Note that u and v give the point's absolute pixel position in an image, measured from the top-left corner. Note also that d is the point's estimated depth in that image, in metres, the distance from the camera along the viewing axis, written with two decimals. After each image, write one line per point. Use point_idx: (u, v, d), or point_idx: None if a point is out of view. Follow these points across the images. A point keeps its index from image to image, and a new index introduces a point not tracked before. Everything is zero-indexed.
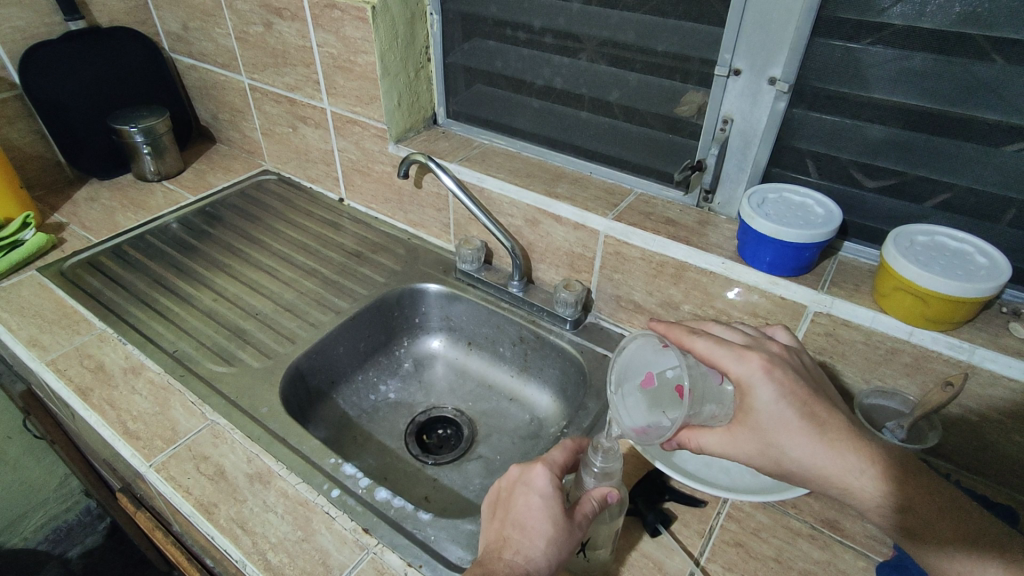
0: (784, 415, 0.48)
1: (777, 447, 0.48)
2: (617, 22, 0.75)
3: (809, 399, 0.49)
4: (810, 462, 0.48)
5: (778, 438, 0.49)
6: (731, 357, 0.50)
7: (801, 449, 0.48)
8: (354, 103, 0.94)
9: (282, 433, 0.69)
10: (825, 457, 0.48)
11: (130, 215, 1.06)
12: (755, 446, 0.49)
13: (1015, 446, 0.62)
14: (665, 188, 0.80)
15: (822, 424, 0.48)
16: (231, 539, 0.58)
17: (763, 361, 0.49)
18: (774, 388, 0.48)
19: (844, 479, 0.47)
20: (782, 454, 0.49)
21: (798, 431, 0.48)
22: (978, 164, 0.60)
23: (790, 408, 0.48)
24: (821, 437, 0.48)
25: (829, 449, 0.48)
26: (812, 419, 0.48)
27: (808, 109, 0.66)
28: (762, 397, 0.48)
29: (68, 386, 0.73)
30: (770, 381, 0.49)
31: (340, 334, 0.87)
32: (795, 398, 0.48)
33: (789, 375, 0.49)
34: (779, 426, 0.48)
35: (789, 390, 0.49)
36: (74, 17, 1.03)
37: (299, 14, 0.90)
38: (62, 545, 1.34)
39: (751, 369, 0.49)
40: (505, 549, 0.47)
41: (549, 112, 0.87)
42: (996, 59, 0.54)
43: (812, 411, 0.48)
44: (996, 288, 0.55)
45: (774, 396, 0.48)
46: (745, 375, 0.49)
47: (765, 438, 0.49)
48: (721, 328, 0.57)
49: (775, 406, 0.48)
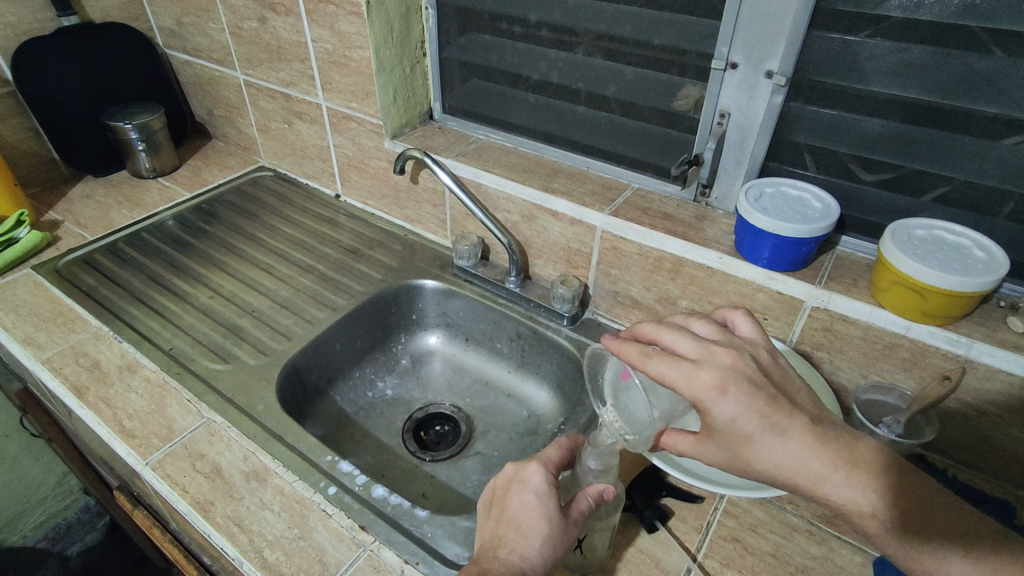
0: (746, 430, 0.47)
1: (745, 459, 0.48)
2: (613, 16, 0.74)
3: (769, 409, 0.47)
4: (779, 471, 0.47)
5: (745, 449, 0.47)
6: (684, 376, 0.48)
7: (769, 459, 0.47)
8: (350, 99, 0.94)
9: (278, 431, 0.69)
10: (795, 465, 0.46)
11: (126, 212, 1.05)
12: (724, 457, 0.49)
13: (1012, 440, 0.61)
14: (662, 183, 0.80)
15: (785, 431, 0.47)
16: (228, 537, 0.58)
17: (715, 379, 0.47)
18: (733, 403, 0.47)
19: (816, 486, 0.46)
20: (750, 467, 0.48)
21: (762, 443, 0.47)
22: (977, 158, 0.59)
23: (751, 422, 0.47)
24: (785, 445, 0.46)
25: (795, 457, 0.46)
26: (775, 428, 0.47)
27: (805, 103, 0.66)
28: (721, 413, 0.47)
29: (64, 384, 0.73)
30: (728, 399, 0.47)
31: (337, 331, 0.86)
32: (755, 411, 0.47)
33: (745, 388, 0.47)
34: (742, 440, 0.47)
35: (748, 404, 0.47)
36: (66, 12, 1.02)
37: (294, 9, 0.90)
38: (61, 543, 1.34)
39: (705, 388, 0.47)
40: (500, 548, 0.47)
41: (545, 107, 0.87)
42: (996, 52, 0.54)
43: (774, 421, 0.47)
44: (996, 280, 0.54)
45: (735, 412, 0.47)
46: (701, 396, 0.48)
47: (731, 451, 0.48)
48: (675, 336, 0.51)
49: (735, 421, 0.47)
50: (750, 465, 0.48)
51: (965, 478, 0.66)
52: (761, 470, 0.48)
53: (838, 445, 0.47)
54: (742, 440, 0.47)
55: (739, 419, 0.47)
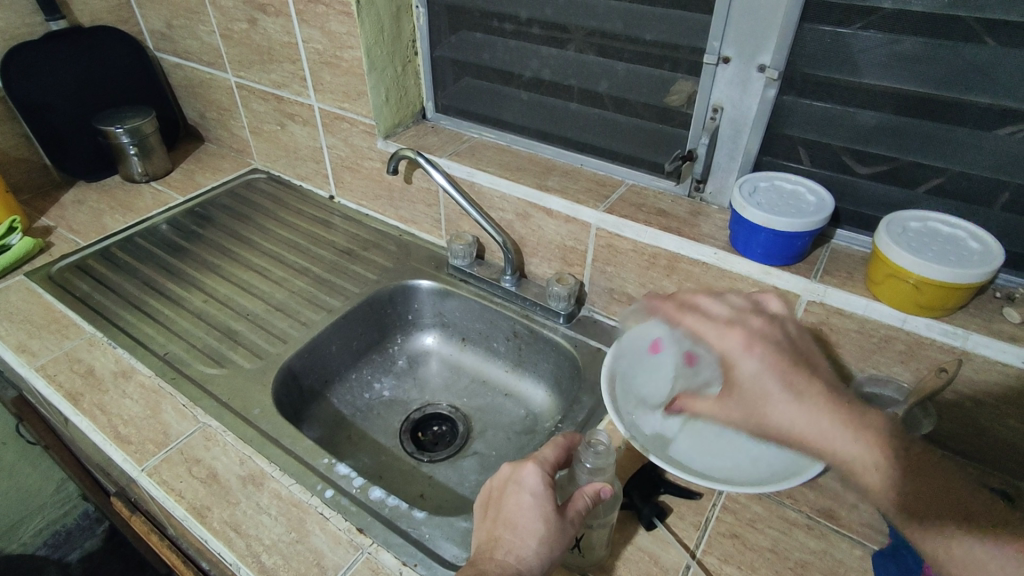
0: (766, 386, 0.47)
1: (764, 419, 0.47)
2: (604, 12, 0.74)
3: (790, 371, 0.47)
4: (797, 433, 0.46)
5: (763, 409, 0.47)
6: (716, 333, 0.50)
7: (785, 419, 0.46)
8: (342, 99, 0.93)
9: (274, 434, 0.69)
10: (812, 426, 0.46)
11: (119, 217, 1.04)
12: (742, 413, 0.48)
13: (1010, 431, 0.61)
14: (656, 179, 0.80)
15: (801, 391, 0.47)
16: (225, 542, 0.58)
17: (744, 337, 0.49)
18: (754, 357, 0.48)
19: (831, 449, 0.45)
20: (766, 425, 0.47)
21: (781, 401, 0.47)
22: (971, 148, 0.59)
23: (773, 379, 0.47)
24: (802, 404, 0.46)
25: (811, 416, 0.46)
26: (795, 388, 0.47)
27: (798, 96, 0.65)
28: (745, 368, 0.48)
29: (58, 391, 0.72)
30: (751, 355, 0.48)
31: (333, 333, 0.86)
32: (776, 369, 0.47)
33: (770, 348, 0.49)
34: (762, 397, 0.47)
35: (773, 362, 0.48)
36: (55, 17, 1.01)
37: (284, 9, 0.89)
38: (62, 549, 1.33)
39: (736, 345, 0.49)
40: (496, 549, 0.46)
41: (538, 105, 0.87)
42: (989, 42, 0.54)
43: (793, 381, 0.47)
44: (991, 271, 0.54)
45: (757, 367, 0.48)
46: (729, 351, 0.49)
47: (750, 408, 0.48)
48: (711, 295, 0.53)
49: (758, 378, 0.48)
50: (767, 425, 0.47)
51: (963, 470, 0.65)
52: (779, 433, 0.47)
53: (854, 416, 0.46)
54: (762, 399, 0.47)
55: (761, 376, 0.47)
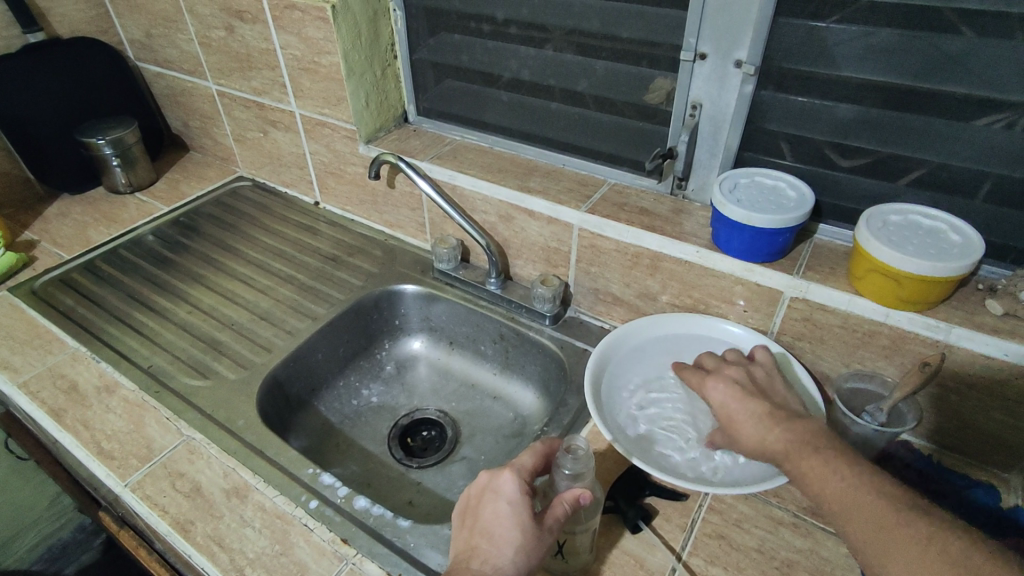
0: (730, 412, 0.56)
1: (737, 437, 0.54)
2: (581, 10, 0.73)
3: (749, 397, 0.56)
4: (760, 443, 0.52)
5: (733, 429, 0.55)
6: (694, 377, 0.61)
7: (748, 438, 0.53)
8: (322, 105, 0.93)
9: (258, 445, 0.69)
10: (771, 436, 0.52)
11: (103, 229, 1.04)
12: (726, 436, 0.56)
13: (995, 424, 0.61)
14: (639, 177, 0.79)
15: (763, 411, 0.54)
16: (208, 557, 0.58)
17: (713, 376, 0.59)
18: (719, 387, 0.58)
19: (787, 456, 0.50)
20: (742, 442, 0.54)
21: (743, 421, 0.54)
22: (949, 140, 0.58)
23: (732, 404, 0.56)
24: (758, 422, 0.53)
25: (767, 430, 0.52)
26: (752, 410, 0.54)
27: (776, 91, 0.65)
28: (714, 396, 0.58)
29: (41, 408, 0.72)
30: (716, 386, 0.58)
31: (319, 340, 0.86)
32: (736, 396, 0.56)
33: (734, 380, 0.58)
34: (730, 424, 0.55)
35: (730, 392, 0.57)
36: (32, 28, 1.00)
37: (260, 16, 0.88)
38: (58, 562, 1.33)
39: (708, 381, 0.59)
40: (473, 559, 0.46)
41: (519, 106, 0.86)
42: (965, 32, 0.53)
43: (752, 406, 0.55)
44: (971, 264, 0.54)
45: (720, 395, 0.57)
46: (702, 387, 0.60)
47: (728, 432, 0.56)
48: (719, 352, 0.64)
49: (723, 403, 0.57)
50: (739, 440, 0.54)
51: (949, 463, 0.65)
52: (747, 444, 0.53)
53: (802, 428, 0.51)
54: (729, 419, 0.55)
55: (724, 402, 0.57)
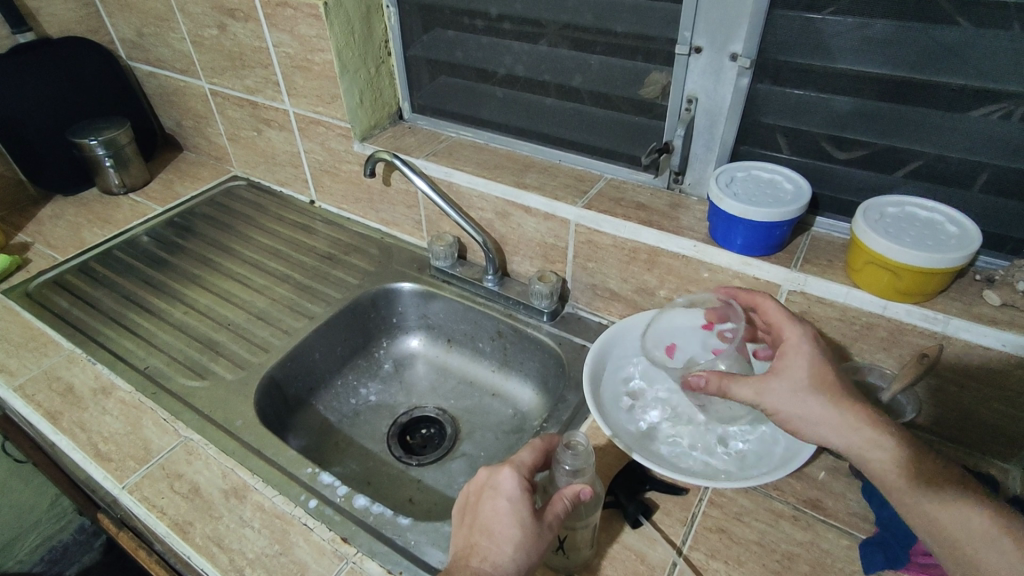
0: (818, 372, 0.53)
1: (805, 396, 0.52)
2: (574, 5, 0.73)
3: (837, 369, 0.54)
4: (828, 413, 0.51)
5: (807, 391, 0.52)
6: (789, 320, 0.57)
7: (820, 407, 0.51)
8: (316, 103, 0.92)
9: (257, 446, 0.68)
10: (845, 412, 0.51)
11: (97, 230, 1.03)
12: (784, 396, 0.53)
13: (995, 414, 0.61)
14: (635, 172, 0.79)
15: (845, 386, 0.53)
16: (208, 558, 0.57)
17: (808, 330, 0.56)
18: (813, 349, 0.54)
19: (852, 433, 0.50)
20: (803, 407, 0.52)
21: (826, 388, 0.52)
22: (946, 131, 0.58)
23: (823, 373, 0.53)
24: (839, 399, 0.51)
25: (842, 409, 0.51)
26: (834, 384, 0.52)
27: (772, 84, 0.65)
28: (801, 353, 0.54)
29: (37, 411, 0.71)
30: (812, 343, 0.55)
31: (316, 339, 0.85)
32: (829, 363, 0.54)
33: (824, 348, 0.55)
34: (808, 379, 0.53)
35: (823, 358, 0.54)
36: (21, 29, 0.99)
37: (252, 14, 0.88)
38: (60, 564, 1.31)
39: (800, 331, 0.56)
40: (472, 556, 0.46)
41: (515, 101, 0.86)
42: (960, 22, 0.53)
43: (839, 376, 0.53)
44: (969, 255, 0.54)
45: (812, 355, 0.54)
46: (792, 337, 0.55)
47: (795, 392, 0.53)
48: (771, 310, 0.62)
49: (812, 363, 0.53)
50: (803, 410, 0.52)
51: (948, 453, 0.65)
52: (810, 412, 0.52)
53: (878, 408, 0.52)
54: (804, 383, 0.53)
55: (814, 362, 0.53)
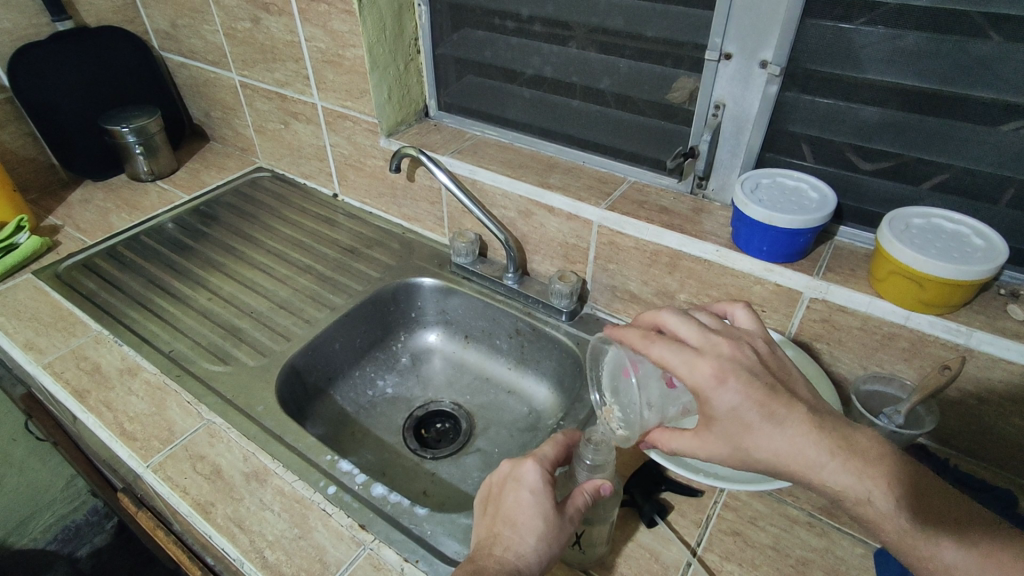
0: (746, 417, 0.46)
1: (744, 448, 0.46)
2: (606, 9, 0.73)
3: (768, 398, 0.45)
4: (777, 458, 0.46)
5: (744, 439, 0.46)
6: (685, 365, 0.47)
7: (767, 447, 0.46)
8: (345, 98, 0.94)
9: (277, 431, 0.69)
10: (791, 451, 0.46)
11: (125, 216, 1.05)
12: (723, 447, 0.47)
13: (1015, 430, 0.61)
14: (659, 176, 0.80)
15: (783, 419, 0.46)
16: (229, 538, 0.59)
17: (716, 369, 0.46)
18: (732, 396, 0.45)
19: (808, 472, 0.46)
20: (748, 455, 0.47)
21: (762, 430, 0.45)
22: (975, 144, 0.58)
23: (750, 410, 0.45)
24: (784, 435, 0.45)
25: (791, 443, 0.45)
26: (774, 417, 0.46)
27: (800, 92, 0.65)
28: (720, 404, 0.46)
29: (65, 388, 0.73)
30: (727, 389, 0.45)
31: (336, 331, 0.87)
32: (755, 400, 0.45)
33: (745, 378, 0.46)
34: (742, 429, 0.46)
35: (748, 394, 0.45)
36: (61, 17, 1.02)
37: (287, 9, 0.90)
38: (72, 544, 1.34)
39: (704, 376, 0.46)
40: (496, 545, 0.47)
41: (541, 102, 0.86)
42: (994, 37, 0.53)
43: (773, 409, 0.45)
44: (995, 268, 0.54)
45: (735, 402, 0.45)
46: (700, 384, 0.46)
47: (732, 442, 0.47)
48: (678, 320, 0.50)
49: (735, 410, 0.46)
50: (750, 454, 0.47)
51: (966, 468, 0.65)
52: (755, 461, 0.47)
53: (833, 430, 0.46)
54: (734, 435, 0.46)
55: (739, 409, 0.45)
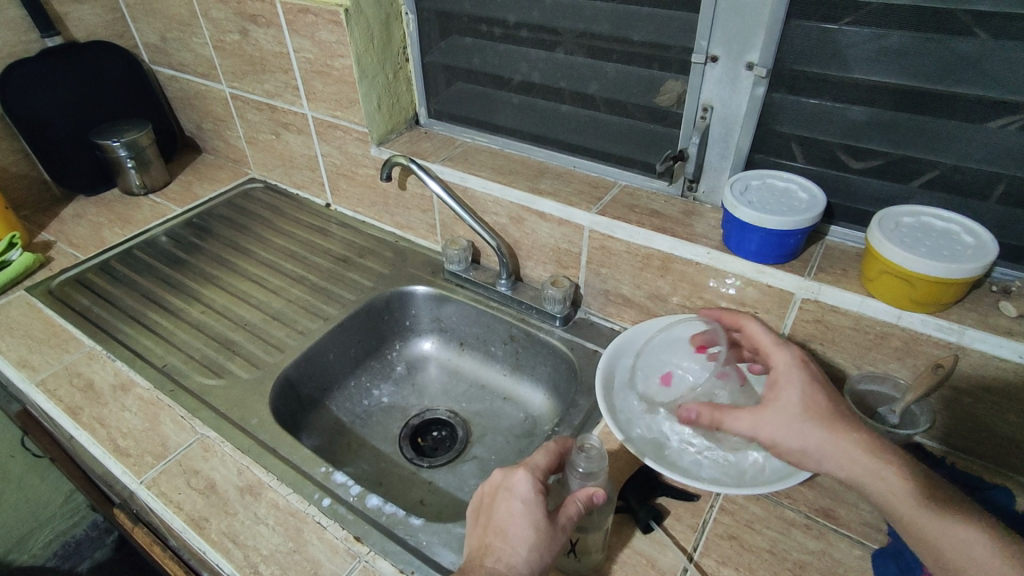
0: (814, 402, 0.51)
1: (800, 431, 0.50)
2: (592, 13, 0.73)
3: (832, 393, 0.52)
4: (824, 447, 0.49)
5: (804, 428, 0.50)
6: (775, 344, 0.55)
7: (821, 438, 0.49)
8: (335, 108, 0.94)
9: (272, 444, 0.69)
10: (838, 443, 0.49)
11: (118, 230, 1.05)
12: (783, 425, 0.50)
13: (1011, 427, 0.60)
14: (649, 179, 0.80)
15: (841, 415, 0.50)
16: (223, 553, 0.58)
17: (796, 355, 0.54)
18: (802, 373, 0.52)
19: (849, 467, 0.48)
20: (801, 440, 0.50)
21: (823, 420, 0.50)
22: (963, 141, 0.58)
23: (818, 397, 0.51)
24: (835, 430, 0.49)
25: (840, 439, 0.49)
26: (831, 414, 0.50)
27: (787, 92, 0.65)
28: (793, 384, 0.52)
29: (58, 406, 0.73)
30: (802, 373, 0.52)
31: (330, 341, 0.86)
32: (819, 389, 0.51)
33: (817, 374, 0.53)
34: (809, 413, 0.50)
35: (816, 383, 0.52)
36: (50, 33, 1.02)
37: (274, 20, 0.90)
38: (72, 560, 1.34)
39: (788, 357, 0.54)
40: (486, 556, 0.47)
41: (530, 108, 0.86)
42: (978, 34, 0.53)
43: (835, 403, 0.51)
44: (986, 266, 0.54)
45: (806, 385, 0.51)
46: (783, 365, 0.54)
47: (793, 421, 0.50)
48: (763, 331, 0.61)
49: (804, 393, 0.51)
50: (806, 440, 0.50)
51: (963, 466, 0.65)
52: (787, 449, 0.51)
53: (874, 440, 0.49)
54: (796, 417, 0.50)
55: (806, 393, 0.51)
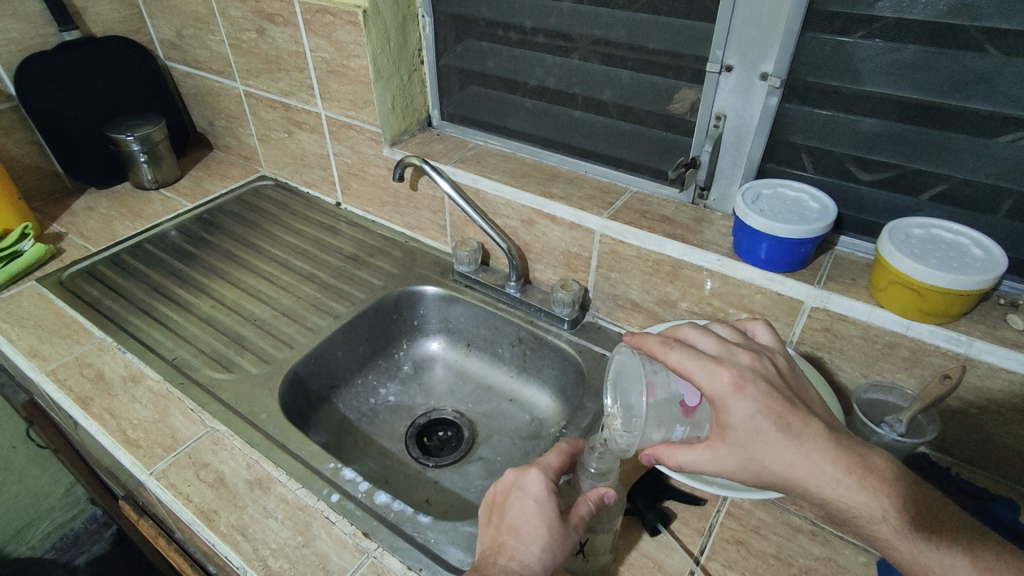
0: (761, 428, 0.45)
1: (757, 460, 0.46)
2: (609, 21, 0.74)
3: (785, 411, 0.46)
4: (790, 473, 0.46)
5: (758, 457, 0.46)
6: (703, 371, 0.46)
7: (781, 459, 0.45)
8: (349, 107, 0.95)
9: (281, 439, 0.70)
10: (804, 466, 0.45)
11: (128, 224, 1.06)
12: (736, 460, 0.47)
13: (1016, 439, 0.61)
14: (661, 186, 0.80)
15: (799, 434, 0.46)
16: (232, 546, 0.59)
17: (734, 377, 0.46)
18: (749, 402, 0.45)
19: (822, 489, 0.45)
20: (762, 468, 0.46)
21: (776, 442, 0.45)
22: (972, 156, 0.59)
23: (766, 421, 0.45)
24: (798, 446, 0.45)
25: (805, 457, 0.45)
26: (788, 430, 0.45)
27: (800, 104, 0.66)
28: (736, 414, 0.46)
29: (68, 396, 0.73)
30: (744, 398, 0.45)
31: (339, 338, 0.87)
32: (771, 410, 0.45)
33: (762, 389, 0.46)
34: (757, 438, 0.46)
35: (764, 404, 0.45)
36: (68, 27, 1.03)
37: (292, 19, 0.91)
38: (70, 553, 1.34)
39: (722, 384, 0.46)
40: (500, 554, 0.47)
41: (544, 112, 0.87)
42: (990, 50, 0.54)
43: (789, 423, 0.46)
44: (995, 278, 0.54)
45: (750, 412, 0.45)
46: (718, 393, 0.46)
47: (745, 454, 0.46)
48: (695, 333, 0.50)
49: (751, 421, 0.45)
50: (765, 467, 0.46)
51: (968, 476, 0.66)
52: (745, 478, 0.48)
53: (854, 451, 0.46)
54: (746, 449, 0.46)
55: (755, 418, 0.45)
